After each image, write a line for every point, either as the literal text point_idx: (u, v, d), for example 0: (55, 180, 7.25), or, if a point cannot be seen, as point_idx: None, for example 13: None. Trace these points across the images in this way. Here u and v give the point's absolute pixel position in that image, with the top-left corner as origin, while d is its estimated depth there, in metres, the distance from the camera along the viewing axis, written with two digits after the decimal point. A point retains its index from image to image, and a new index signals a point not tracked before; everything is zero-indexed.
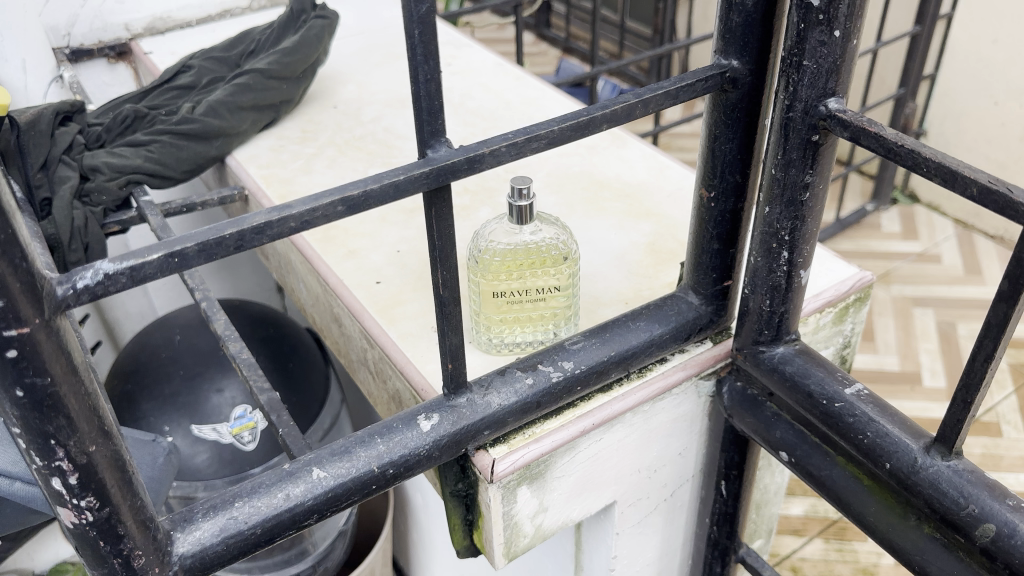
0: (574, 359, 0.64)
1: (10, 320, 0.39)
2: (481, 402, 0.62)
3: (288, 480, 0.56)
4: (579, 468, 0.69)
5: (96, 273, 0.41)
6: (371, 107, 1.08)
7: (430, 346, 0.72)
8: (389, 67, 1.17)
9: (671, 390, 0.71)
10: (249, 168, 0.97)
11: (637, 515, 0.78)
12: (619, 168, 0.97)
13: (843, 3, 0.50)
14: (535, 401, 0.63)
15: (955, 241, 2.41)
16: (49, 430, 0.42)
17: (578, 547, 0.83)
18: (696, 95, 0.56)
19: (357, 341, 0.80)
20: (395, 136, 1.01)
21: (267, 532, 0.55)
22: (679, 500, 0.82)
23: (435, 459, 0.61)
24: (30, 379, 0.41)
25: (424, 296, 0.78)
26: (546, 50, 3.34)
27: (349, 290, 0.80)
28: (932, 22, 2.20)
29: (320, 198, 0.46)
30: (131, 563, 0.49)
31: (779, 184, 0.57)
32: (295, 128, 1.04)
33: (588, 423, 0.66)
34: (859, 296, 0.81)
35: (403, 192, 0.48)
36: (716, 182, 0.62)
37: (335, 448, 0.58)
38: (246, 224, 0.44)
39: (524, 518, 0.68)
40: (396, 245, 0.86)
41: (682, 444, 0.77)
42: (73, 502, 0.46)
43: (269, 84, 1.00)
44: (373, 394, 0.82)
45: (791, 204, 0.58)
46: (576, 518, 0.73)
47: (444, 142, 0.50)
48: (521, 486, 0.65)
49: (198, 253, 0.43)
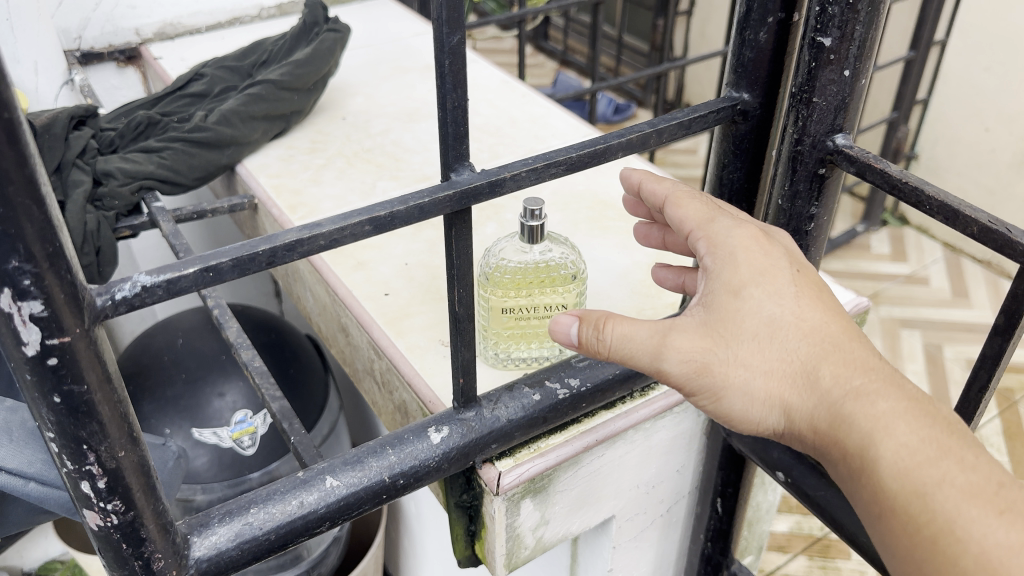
0: (580, 377, 0.66)
1: (53, 330, 0.40)
2: (490, 416, 0.63)
3: (301, 488, 0.57)
4: (582, 483, 0.71)
5: (134, 286, 0.43)
6: (380, 120, 1.09)
7: (439, 359, 0.74)
8: (397, 81, 1.19)
9: (671, 409, 0.73)
10: (259, 177, 0.98)
11: (634, 530, 0.80)
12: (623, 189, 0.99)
13: (853, 45, 0.52)
14: (541, 416, 0.65)
15: (943, 265, 2.46)
16: (82, 435, 0.44)
17: (573, 559, 0.84)
18: (707, 126, 0.58)
19: (364, 352, 0.81)
20: (404, 149, 1.03)
21: (281, 538, 0.56)
22: (674, 515, 0.84)
23: (443, 470, 0.62)
24: (68, 386, 0.42)
25: (432, 309, 0.80)
26: (543, 62, 3.37)
27: (357, 302, 0.81)
28: (926, 48, 2.23)
29: (349, 217, 0.48)
30: (151, 565, 0.51)
31: (785, 214, 0.60)
32: (304, 138, 1.06)
33: (592, 438, 0.68)
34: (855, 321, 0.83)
35: (428, 214, 0.50)
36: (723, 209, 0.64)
37: (347, 457, 0.59)
38: (278, 241, 0.46)
39: (526, 530, 0.70)
40: (404, 258, 0.88)
41: (679, 461, 0.79)
42: (100, 505, 0.47)
43: (281, 95, 1.01)
44: (378, 404, 0.83)
45: (796, 234, 0.60)
46: (575, 531, 0.74)
47: (467, 166, 0.52)
48: (525, 499, 0.67)
49: (232, 268, 0.45)
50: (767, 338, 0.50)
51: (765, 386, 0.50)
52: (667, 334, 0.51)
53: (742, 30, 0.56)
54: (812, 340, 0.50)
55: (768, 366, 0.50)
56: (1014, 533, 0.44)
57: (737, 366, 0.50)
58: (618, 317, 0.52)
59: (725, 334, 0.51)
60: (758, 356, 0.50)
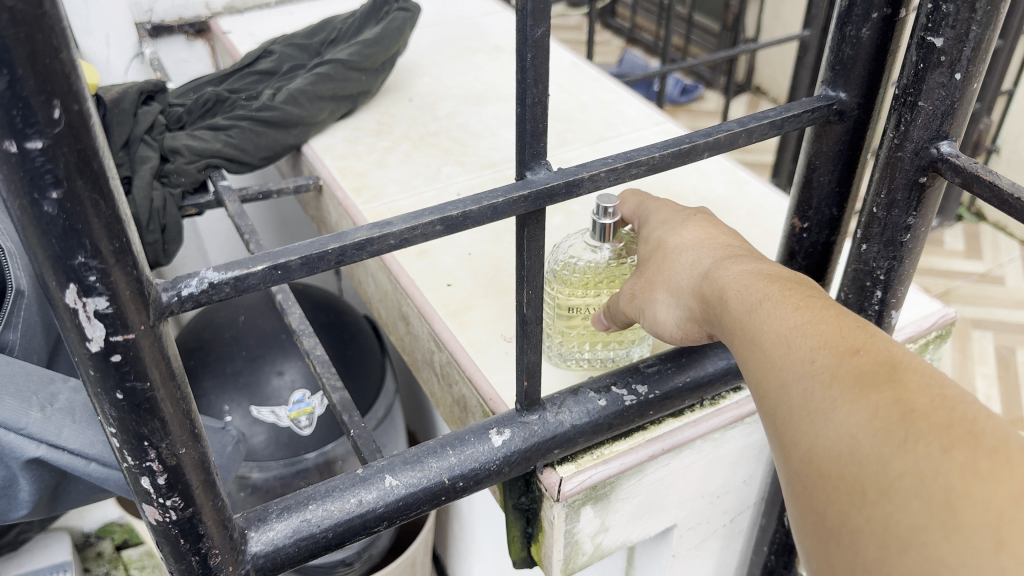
0: (649, 384, 0.64)
1: (118, 326, 0.39)
2: (553, 420, 0.61)
3: (360, 485, 0.56)
4: (645, 491, 0.68)
5: (201, 282, 0.41)
6: (446, 102, 1.07)
7: (501, 355, 0.72)
8: (465, 61, 1.16)
9: (742, 419, 0.70)
10: (325, 158, 0.97)
11: (695, 540, 0.77)
12: (696, 183, 0.96)
13: (967, 46, 0.48)
14: (605, 422, 0.63)
15: (1020, 264, 2.36)
16: (145, 432, 0.43)
17: (629, 563, 0.82)
18: (800, 127, 0.55)
19: (425, 343, 0.80)
20: (470, 133, 1.01)
21: (337, 536, 0.55)
22: (738, 525, 0.81)
23: (504, 473, 0.61)
24: (131, 383, 0.41)
25: (495, 302, 0.78)
26: (610, 40, 3.32)
27: (420, 292, 0.80)
28: (1015, 37, 2.12)
29: (420, 216, 0.46)
30: (208, 561, 0.50)
31: (879, 223, 0.56)
32: (370, 120, 1.04)
33: (659, 448, 0.66)
34: (940, 332, 0.79)
35: (501, 214, 0.48)
36: (811, 214, 0.61)
37: (407, 456, 0.58)
38: (348, 240, 0.44)
39: (585, 537, 0.67)
40: (468, 247, 0.86)
41: (746, 473, 0.76)
42: (159, 501, 0.46)
43: (349, 75, 1.00)
44: (437, 395, 0.82)
45: (890, 245, 0.57)
46: (635, 539, 0.72)
47: (544, 164, 0.49)
48: (586, 506, 0.65)
49: (301, 266, 0.44)
50: (668, 248, 0.59)
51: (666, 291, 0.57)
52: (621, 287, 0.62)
53: (843, 25, 0.53)
54: (693, 245, 0.58)
55: (660, 275, 0.58)
56: (799, 311, 0.46)
57: (647, 281, 0.59)
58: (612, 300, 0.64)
59: (649, 258, 0.60)
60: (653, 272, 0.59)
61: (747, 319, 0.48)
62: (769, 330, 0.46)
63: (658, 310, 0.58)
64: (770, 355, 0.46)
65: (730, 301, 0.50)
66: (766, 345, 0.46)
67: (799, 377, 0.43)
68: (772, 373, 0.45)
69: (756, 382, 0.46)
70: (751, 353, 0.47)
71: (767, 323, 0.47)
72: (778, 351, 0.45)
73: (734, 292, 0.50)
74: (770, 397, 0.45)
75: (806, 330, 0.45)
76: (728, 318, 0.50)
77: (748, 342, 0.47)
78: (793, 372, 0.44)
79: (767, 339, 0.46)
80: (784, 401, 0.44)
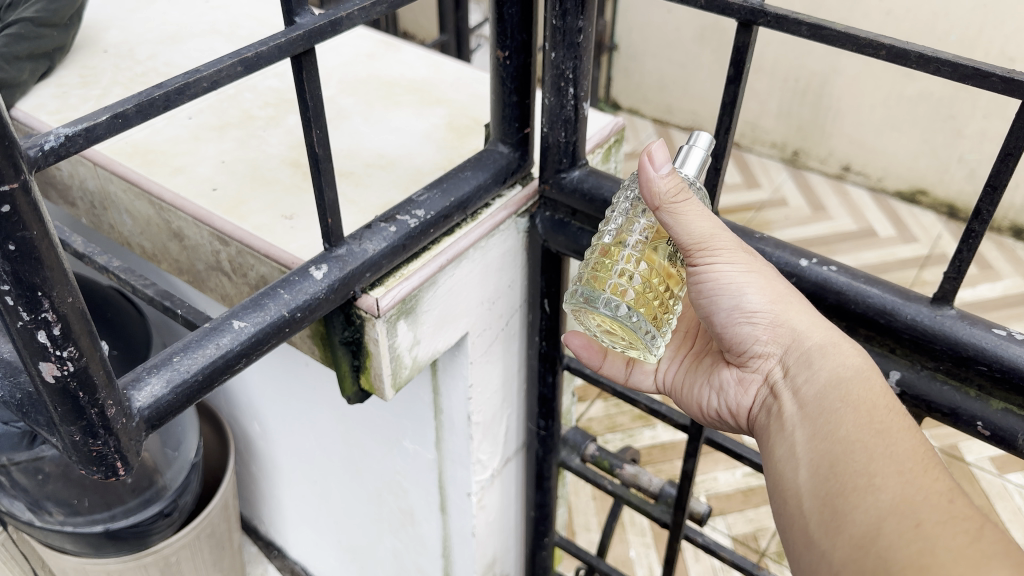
0: (424, 208, 0.78)
1: (5, 177, 0.44)
2: (358, 249, 0.73)
3: (214, 333, 0.64)
4: (441, 301, 0.83)
5: (58, 136, 0.48)
6: (144, 47, 1.11)
7: (288, 229, 0.82)
8: (145, 11, 1.22)
9: (498, 228, 0.86)
10: (40, 116, 0.97)
11: (484, 344, 0.95)
12: (401, 69, 1.09)
13: None
14: (400, 243, 0.76)
15: None
16: (37, 282, 0.48)
17: (436, 393, 0.99)
18: None
19: (206, 249, 0.86)
20: (178, 68, 1.06)
21: (207, 379, 0.63)
22: (513, 328, 1.00)
23: (331, 302, 0.72)
24: (20, 234, 0.46)
25: (263, 193, 0.87)
26: None
27: (189, 202, 0.85)
28: None
29: (222, 61, 0.55)
30: (106, 412, 0.56)
31: (560, 31, 0.73)
32: (72, 75, 1.05)
33: (444, 258, 0.80)
34: (617, 137, 0.98)
35: (286, 54, 0.57)
36: (508, 42, 0.75)
37: (247, 304, 0.67)
38: (169, 87, 0.52)
39: (403, 350, 0.81)
40: (219, 156, 0.93)
41: (510, 276, 0.94)
42: (56, 354, 0.52)
43: (42, 32, 1.01)
44: (232, 296, 0.88)
45: (571, 46, 0.73)
46: (441, 349, 0.86)
47: (308, 11, 0.60)
48: (400, 321, 0.78)
49: (136, 113, 0.51)
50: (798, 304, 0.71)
51: (762, 295, 0.69)
52: (718, 228, 0.67)
53: None
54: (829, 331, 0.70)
55: (758, 277, 0.69)
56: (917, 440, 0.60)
57: (745, 268, 0.69)
58: (695, 212, 0.66)
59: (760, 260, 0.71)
60: (761, 273, 0.69)
61: (869, 416, 0.62)
62: (884, 436, 0.61)
63: (733, 290, 0.69)
64: (895, 465, 0.58)
65: (872, 393, 0.64)
66: (890, 454, 0.59)
67: (922, 500, 0.56)
68: (885, 475, 0.58)
69: (864, 467, 0.59)
70: (872, 447, 0.60)
71: (909, 438, 0.60)
72: (885, 449, 0.60)
73: (878, 391, 0.64)
74: (877, 494, 0.57)
75: (931, 466, 0.58)
76: (858, 398, 0.64)
77: (875, 438, 0.61)
78: (920, 494, 0.56)
79: (897, 452, 0.59)
80: (890, 499, 0.56)
